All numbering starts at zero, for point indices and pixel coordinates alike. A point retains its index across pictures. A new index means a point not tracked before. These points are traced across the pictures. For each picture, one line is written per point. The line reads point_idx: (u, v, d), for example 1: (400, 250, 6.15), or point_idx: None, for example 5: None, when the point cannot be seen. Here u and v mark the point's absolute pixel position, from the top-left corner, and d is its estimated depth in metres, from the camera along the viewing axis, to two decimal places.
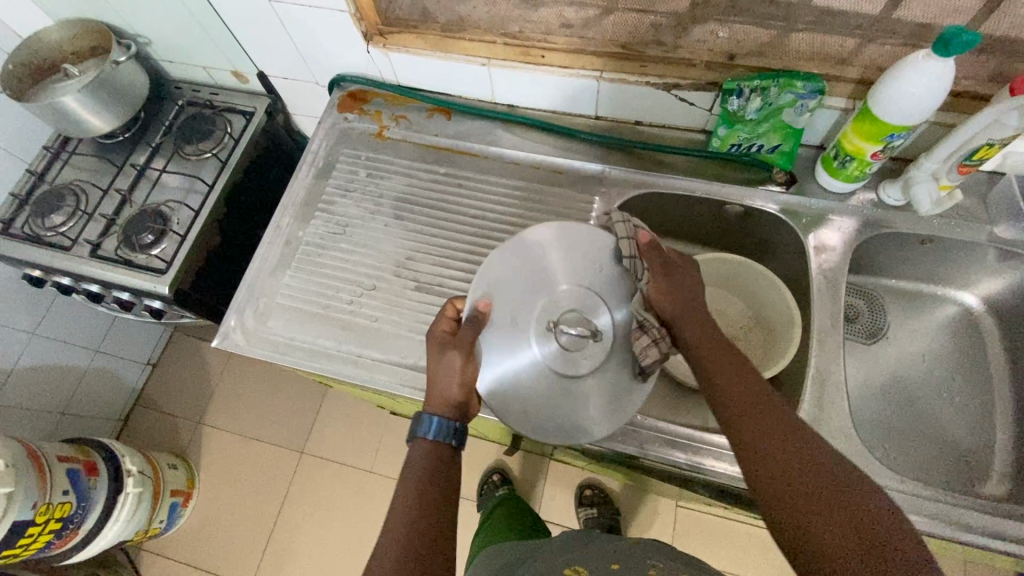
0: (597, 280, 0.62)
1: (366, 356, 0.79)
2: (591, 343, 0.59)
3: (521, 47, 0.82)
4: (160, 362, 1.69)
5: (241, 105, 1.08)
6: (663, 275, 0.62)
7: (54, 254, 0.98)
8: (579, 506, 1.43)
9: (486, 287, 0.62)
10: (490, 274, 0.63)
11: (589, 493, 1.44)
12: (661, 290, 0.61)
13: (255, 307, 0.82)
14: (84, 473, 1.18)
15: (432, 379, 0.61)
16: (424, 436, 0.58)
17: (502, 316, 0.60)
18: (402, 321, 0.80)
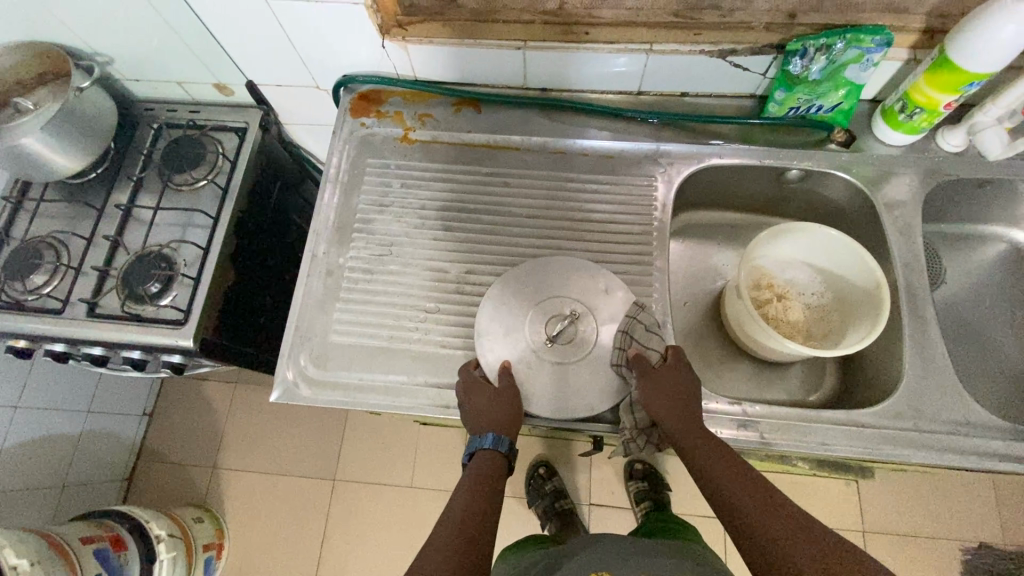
0: (563, 280, 0.74)
1: (444, 385, 0.72)
2: (583, 335, 0.72)
3: (562, 26, 0.74)
4: (157, 410, 1.55)
5: (229, 121, 0.96)
6: (651, 379, 0.66)
7: (44, 320, 0.84)
8: (630, 479, 1.41)
9: (485, 332, 0.72)
10: (486, 316, 0.73)
11: (639, 466, 1.43)
12: (653, 399, 0.65)
13: (310, 350, 0.74)
14: (112, 551, 1.07)
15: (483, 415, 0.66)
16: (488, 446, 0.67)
17: (505, 344, 0.72)
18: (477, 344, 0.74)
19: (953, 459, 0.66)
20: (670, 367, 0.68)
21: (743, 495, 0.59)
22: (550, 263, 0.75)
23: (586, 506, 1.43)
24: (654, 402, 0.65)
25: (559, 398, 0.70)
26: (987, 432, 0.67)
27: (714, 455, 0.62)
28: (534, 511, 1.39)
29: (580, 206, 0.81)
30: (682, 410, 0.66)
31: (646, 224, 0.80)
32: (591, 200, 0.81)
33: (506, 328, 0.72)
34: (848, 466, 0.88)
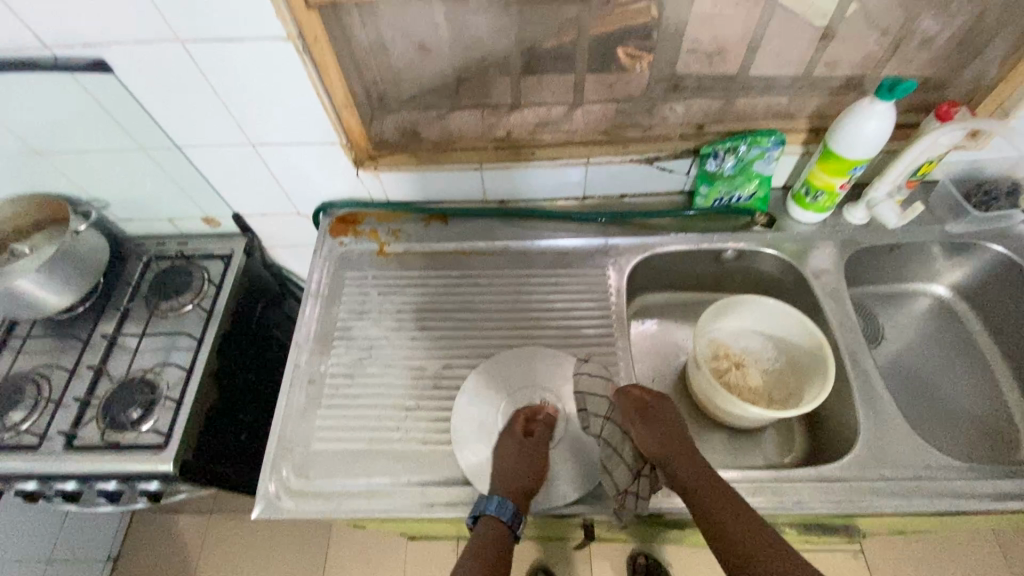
0: (533, 370, 0.80)
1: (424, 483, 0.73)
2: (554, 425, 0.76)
3: (511, 148, 0.87)
4: (123, 552, 1.44)
5: (216, 250, 1.04)
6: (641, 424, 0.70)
7: (20, 457, 0.83)
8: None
9: (459, 430, 0.76)
10: (460, 412, 0.77)
11: (642, 560, 1.36)
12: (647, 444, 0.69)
13: (293, 459, 0.75)
14: None
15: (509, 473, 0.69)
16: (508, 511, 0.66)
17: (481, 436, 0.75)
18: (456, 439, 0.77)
19: (924, 504, 0.69)
20: (655, 407, 0.72)
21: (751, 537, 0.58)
22: (518, 355, 0.81)
23: None
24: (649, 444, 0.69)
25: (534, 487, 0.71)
26: (949, 474, 0.71)
27: (715, 499, 0.62)
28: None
29: (544, 299, 0.88)
30: (680, 449, 0.68)
31: (605, 310, 0.87)
32: (554, 292, 0.89)
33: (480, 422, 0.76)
34: (838, 529, 0.89)
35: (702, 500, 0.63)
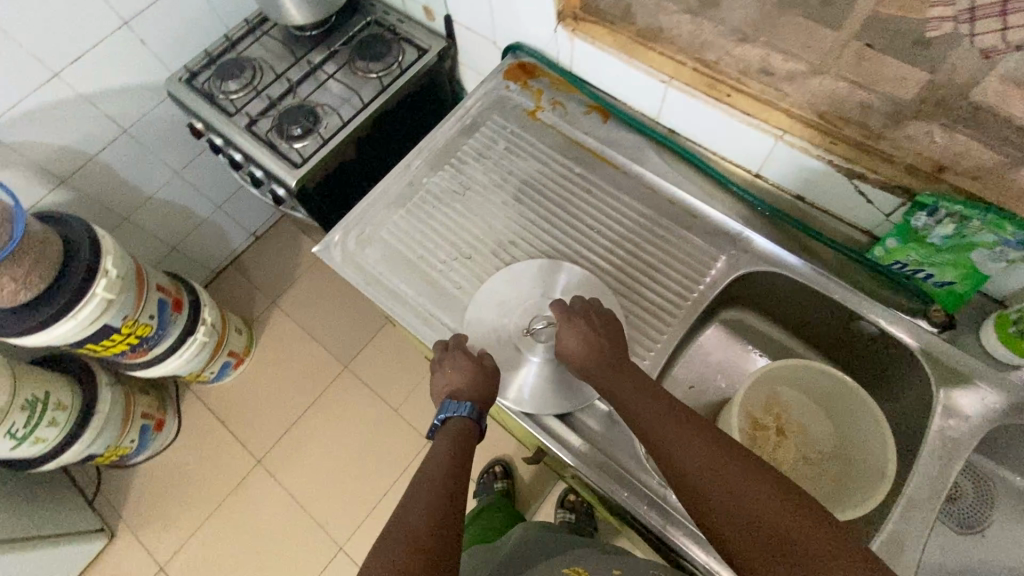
0: None
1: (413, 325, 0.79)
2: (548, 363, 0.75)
3: (710, 79, 0.76)
4: (263, 237, 1.84)
5: (418, 39, 1.12)
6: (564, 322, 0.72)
7: (218, 116, 1.09)
8: (559, 506, 1.44)
9: (478, 304, 0.79)
10: (491, 287, 0.80)
11: (572, 498, 1.45)
12: (567, 341, 0.71)
13: (360, 232, 0.87)
14: (170, 307, 1.34)
15: (462, 386, 0.70)
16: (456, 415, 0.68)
17: (496, 320, 0.78)
18: (474, 299, 0.80)
19: None
20: (573, 322, 0.71)
21: (700, 468, 0.56)
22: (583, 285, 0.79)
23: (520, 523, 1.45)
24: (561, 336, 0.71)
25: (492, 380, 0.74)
26: None
27: (696, 436, 0.59)
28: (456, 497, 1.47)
29: None
30: (606, 356, 0.68)
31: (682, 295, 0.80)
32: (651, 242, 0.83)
33: (501, 312, 0.78)
34: None
35: (660, 427, 0.61)
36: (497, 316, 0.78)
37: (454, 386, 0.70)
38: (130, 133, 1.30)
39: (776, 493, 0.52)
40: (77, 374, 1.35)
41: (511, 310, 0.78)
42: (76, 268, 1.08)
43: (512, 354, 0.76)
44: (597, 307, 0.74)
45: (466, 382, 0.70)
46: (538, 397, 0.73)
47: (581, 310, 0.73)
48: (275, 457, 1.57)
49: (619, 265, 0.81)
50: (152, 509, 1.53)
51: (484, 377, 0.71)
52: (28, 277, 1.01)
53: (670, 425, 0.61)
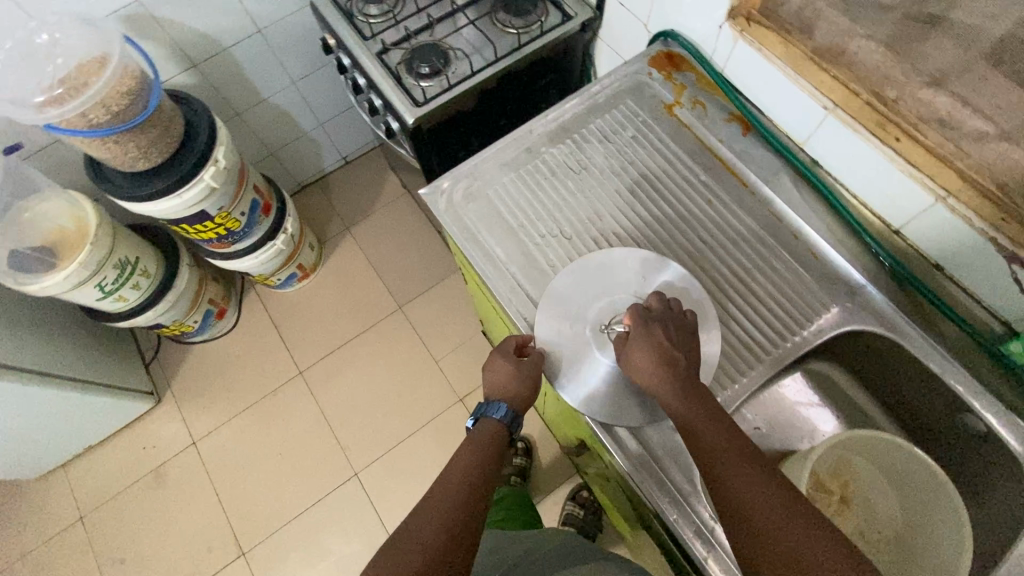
0: None
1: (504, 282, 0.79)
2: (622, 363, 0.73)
3: (882, 117, 0.69)
4: (353, 163, 1.88)
5: (566, 4, 1.08)
6: (638, 329, 0.67)
7: (353, 36, 1.10)
8: (569, 499, 1.44)
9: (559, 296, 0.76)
10: (574, 277, 0.76)
11: (584, 495, 1.44)
12: (638, 354, 0.66)
13: (467, 185, 0.86)
14: (260, 210, 1.38)
15: (504, 382, 0.72)
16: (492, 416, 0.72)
17: (571, 310, 0.75)
18: (555, 282, 0.77)
19: None
20: (647, 328, 0.67)
21: (755, 502, 0.54)
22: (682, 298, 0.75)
23: None
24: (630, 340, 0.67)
25: (553, 375, 0.72)
26: None
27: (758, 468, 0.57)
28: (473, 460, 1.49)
29: (748, 268, 0.79)
30: (675, 369, 0.65)
31: (779, 336, 0.75)
32: (761, 272, 0.78)
33: (581, 308, 0.74)
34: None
35: (722, 451, 0.59)
36: (574, 305, 0.75)
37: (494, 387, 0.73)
38: (263, 33, 1.33)
39: (835, 546, 0.50)
40: (165, 247, 1.43)
41: (589, 302, 0.75)
42: (190, 152, 1.13)
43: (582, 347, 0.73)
44: (675, 315, 0.69)
45: (502, 384, 0.72)
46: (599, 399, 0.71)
47: (658, 318, 0.68)
48: (315, 374, 1.63)
49: (722, 286, 0.78)
50: (198, 389, 1.64)
51: (523, 380, 0.72)
52: (148, 149, 1.07)
53: (732, 452, 0.58)
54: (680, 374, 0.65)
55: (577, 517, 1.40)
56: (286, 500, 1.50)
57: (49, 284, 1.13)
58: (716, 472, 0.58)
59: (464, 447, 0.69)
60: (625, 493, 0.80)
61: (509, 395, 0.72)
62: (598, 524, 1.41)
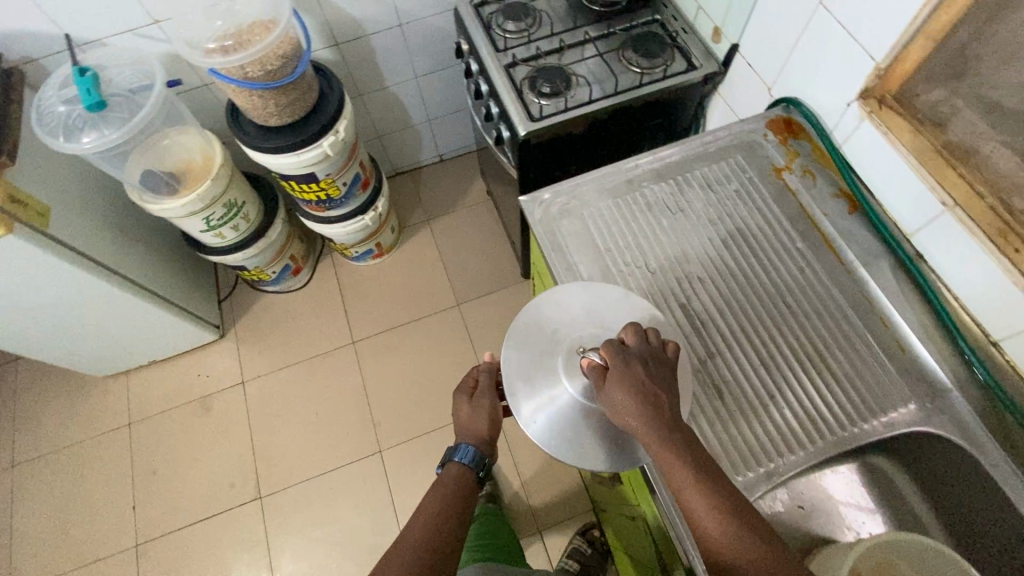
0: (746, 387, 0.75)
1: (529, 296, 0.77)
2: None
3: (1004, 225, 0.68)
4: (446, 161, 1.98)
5: (694, 55, 1.12)
6: (615, 368, 0.64)
7: (487, 46, 1.18)
8: (579, 534, 1.43)
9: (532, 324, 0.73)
10: (563, 297, 0.75)
11: (594, 533, 1.43)
12: (619, 396, 0.62)
13: (566, 202, 0.90)
14: (359, 185, 1.48)
15: (463, 423, 0.85)
16: (458, 457, 0.82)
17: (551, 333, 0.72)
18: (551, 299, 0.75)
19: None
20: (626, 368, 0.64)
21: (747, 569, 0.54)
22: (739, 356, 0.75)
23: (536, 525, 1.46)
24: (610, 383, 0.64)
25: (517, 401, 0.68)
26: None
27: (744, 530, 0.56)
28: (493, 468, 1.50)
29: (828, 342, 0.78)
30: (658, 416, 0.61)
31: (849, 420, 0.73)
32: (840, 349, 0.77)
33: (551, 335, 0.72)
34: None
35: (711, 511, 0.58)
36: (561, 324, 0.73)
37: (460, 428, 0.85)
38: (403, 27, 1.45)
39: None
40: (267, 199, 1.55)
41: (579, 323, 0.73)
42: (317, 119, 1.24)
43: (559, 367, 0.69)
44: (653, 355, 0.66)
45: (467, 422, 0.85)
46: (568, 427, 0.67)
47: (636, 356, 0.65)
48: (365, 347, 1.70)
49: (796, 355, 0.77)
50: (258, 333, 1.74)
51: (483, 417, 0.85)
52: (283, 108, 1.19)
53: (721, 513, 0.57)
54: (666, 426, 0.61)
55: (583, 553, 1.38)
56: (310, 457, 1.57)
57: (169, 206, 1.26)
58: (706, 532, 0.58)
59: (432, 492, 0.78)
60: (655, 540, 0.80)
61: (473, 427, 0.84)
62: (602, 566, 1.38)
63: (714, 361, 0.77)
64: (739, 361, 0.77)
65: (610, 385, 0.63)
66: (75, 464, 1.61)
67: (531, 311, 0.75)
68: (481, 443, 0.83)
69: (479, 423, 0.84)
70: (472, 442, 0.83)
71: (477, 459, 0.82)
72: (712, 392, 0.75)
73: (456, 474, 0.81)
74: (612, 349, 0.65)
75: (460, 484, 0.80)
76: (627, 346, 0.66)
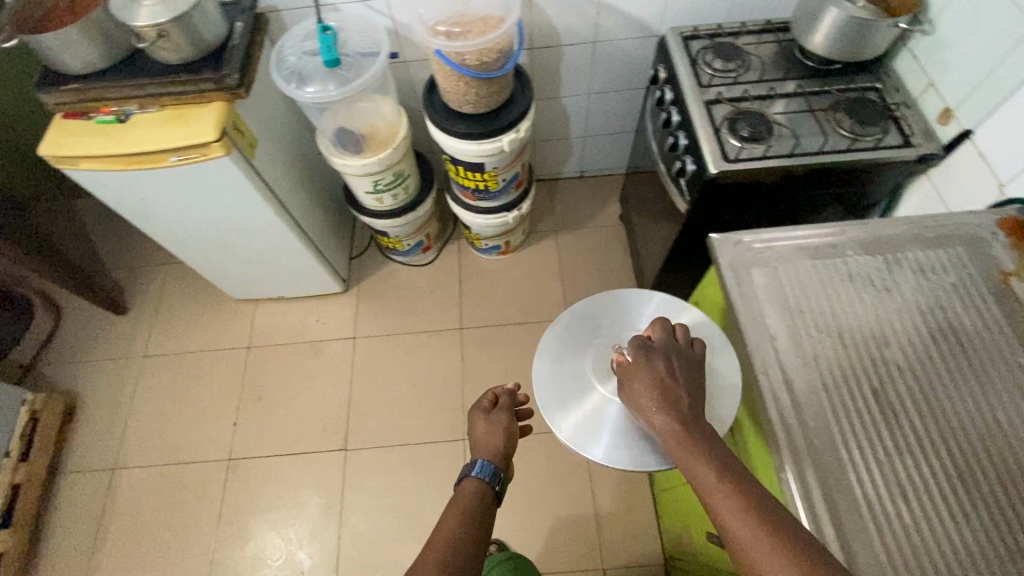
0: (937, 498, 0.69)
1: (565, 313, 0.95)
2: (860, 498, 0.70)
3: None
4: (587, 178, 2.00)
5: (913, 132, 1.07)
6: (639, 363, 0.80)
7: (692, 79, 1.18)
8: None
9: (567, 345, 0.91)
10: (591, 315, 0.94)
11: None
12: (641, 388, 0.78)
13: (761, 252, 0.88)
14: (515, 184, 1.53)
15: (485, 440, 0.95)
16: (474, 471, 0.89)
17: (582, 343, 0.91)
18: (585, 318, 0.94)
19: None
20: (649, 363, 0.79)
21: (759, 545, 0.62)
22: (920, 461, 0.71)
23: (601, 559, 1.43)
24: (635, 379, 0.79)
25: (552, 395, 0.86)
26: None
27: (756, 510, 0.65)
28: (569, 491, 1.50)
29: None
30: (673, 405, 0.75)
31: None
32: None
33: (585, 343, 0.91)
34: None
35: (721, 493, 0.67)
36: (591, 338, 0.91)
37: (479, 445, 0.95)
38: (598, 45, 1.48)
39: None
40: (425, 177, 1.63)
41: (608, 337, 0.91)
42: (506, 115, 1.29)
43: (593, 368, 0.88)
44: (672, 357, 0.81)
45: (486, 440, 0.95)
46: (597, 415, 0.84)
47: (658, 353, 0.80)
48: (471, 336, 1.74)
49: (1001, 479, 0.70)
50: (377, 296, 1.83)
51: (502, 433, 0.97)
52: (481, 98, 1.25)
53: (733, 495, 0.66)
54: (678, 417, 0.74)
55: None
56: (398, 425, 1.62)
57: (354, 163, 1.35)
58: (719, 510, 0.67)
59: (451, 510, 0.82)
60: None
61: (492, 444, 0.95)
62: None
63: (902, 461, 0.72)
64: (932, 468, 0.71)
65: (635, 375, 0.79)
66: (195, 369, 1.76)
67: (563, 323, 0.93)
68: (499, 457, 0.94)
69: (496, 441, 0.95)
70: (492, 457, 0.93)
71: (493, 470, 0.90)
72: (897, 493, 0.70)
73: (472, 485, 0.87)
74: (637, 347, 0.81)
75: (476, 495, 0.85)
76: (649, 343, 0.82)
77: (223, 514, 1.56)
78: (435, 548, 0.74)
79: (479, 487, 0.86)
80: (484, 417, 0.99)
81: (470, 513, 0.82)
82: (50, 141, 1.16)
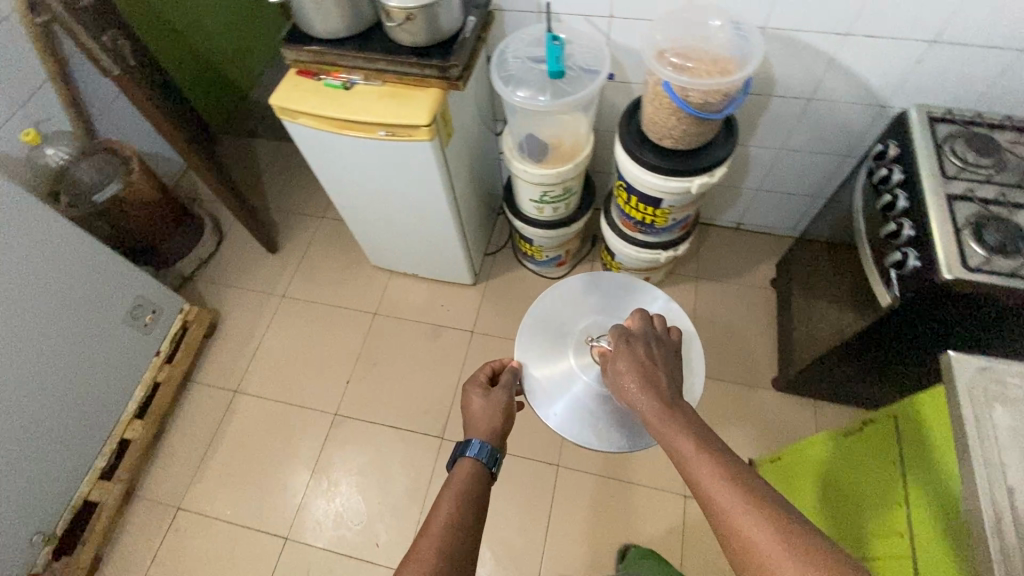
0: None
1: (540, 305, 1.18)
2: None
3: None
4: (741, 232, 1.90)
5: None
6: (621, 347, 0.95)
7: (932, 166, 1.07)
8: None
9: (551, 341, 1.13)
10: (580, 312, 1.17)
11: None
12: (622, 366, 0.92)
13: (1008, 385, 0.76)
14: (680, 226, 1.46)
15: (481, 423, 0.98)
16: (469, 453, 0.93)
17: (565, 336, 1.13)
18: (572, 315, 1.16)
19: None
20: (628, 352, 0.93)
21: (750, 530, 0.68)
22: None
23: None
24: (614, 366, 0.94)
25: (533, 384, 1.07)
26: None
27: (731, 490, 0.73)
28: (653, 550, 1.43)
29: None
30: (650, 388, 0.88)
31: None
32: None
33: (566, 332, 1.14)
34: None
35: (697, 471, 0.77)
36: (578, 330, 1.14)
37: (476, 427, 0.98)
38: (810, 103, 1.39)
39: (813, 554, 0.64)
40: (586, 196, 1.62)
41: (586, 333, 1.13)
42: (707, 157, 1.23)
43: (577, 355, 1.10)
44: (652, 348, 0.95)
45: (483, 422, 0.98)
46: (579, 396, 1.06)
47: (639, 342, 0.95)
48: None
49: None
50: (503, 298, 1.85)
51: (498, 414, 1.00)
52: (687, 136, 1.20)
53: (719, 479, 0.74)
54: (653, 399, 0.86)
55: None
56: None
57: (533, 171, 1.36)
58: (696, 481, 0.76)
59: (448, 491, 0.86)
60: None
61: (488, 427, 0.98)
62: None
63: None
64: None
65: (616, 361, 0.94)
66: (323, 320, 1.87)
67: (553, 315, 1.17)
68: (496, 437, 0.98)
69: (495, 424, 0.98)
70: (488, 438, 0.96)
71: (491, 452, 0.94)
72: None
73: (470, 466, 0.91)
74: (621, 338, 0.96)
75: (473, 476, 0.90)
76: (633, 334, 0.97)
77: (319, 462, 1.63)
78: (435, 534, 0.78)
79: (477, 469, 0.90)
80: (479, 398, 1.02)
81: (470, 494, 0.86)
82: (282, 90, 1.24)
